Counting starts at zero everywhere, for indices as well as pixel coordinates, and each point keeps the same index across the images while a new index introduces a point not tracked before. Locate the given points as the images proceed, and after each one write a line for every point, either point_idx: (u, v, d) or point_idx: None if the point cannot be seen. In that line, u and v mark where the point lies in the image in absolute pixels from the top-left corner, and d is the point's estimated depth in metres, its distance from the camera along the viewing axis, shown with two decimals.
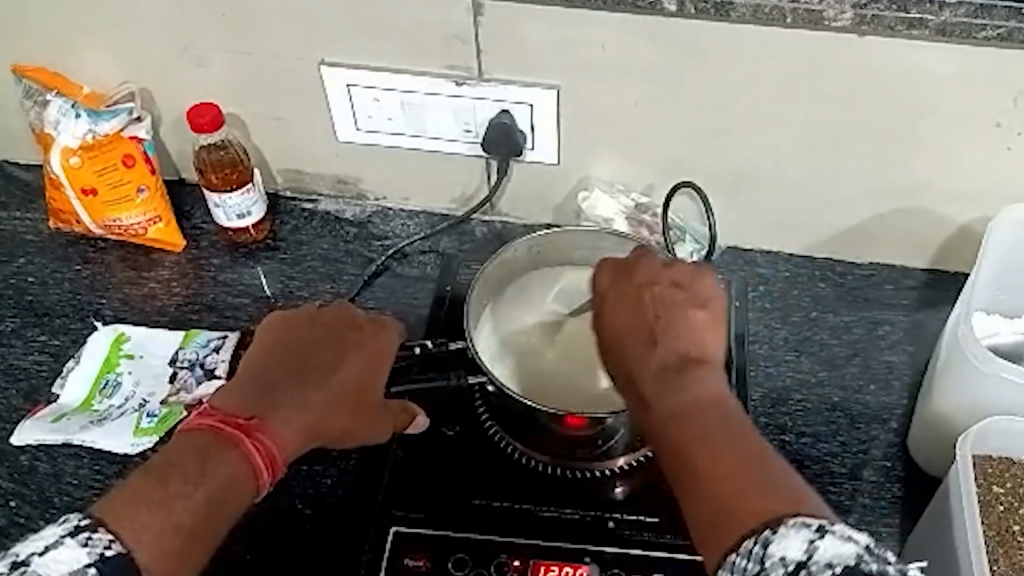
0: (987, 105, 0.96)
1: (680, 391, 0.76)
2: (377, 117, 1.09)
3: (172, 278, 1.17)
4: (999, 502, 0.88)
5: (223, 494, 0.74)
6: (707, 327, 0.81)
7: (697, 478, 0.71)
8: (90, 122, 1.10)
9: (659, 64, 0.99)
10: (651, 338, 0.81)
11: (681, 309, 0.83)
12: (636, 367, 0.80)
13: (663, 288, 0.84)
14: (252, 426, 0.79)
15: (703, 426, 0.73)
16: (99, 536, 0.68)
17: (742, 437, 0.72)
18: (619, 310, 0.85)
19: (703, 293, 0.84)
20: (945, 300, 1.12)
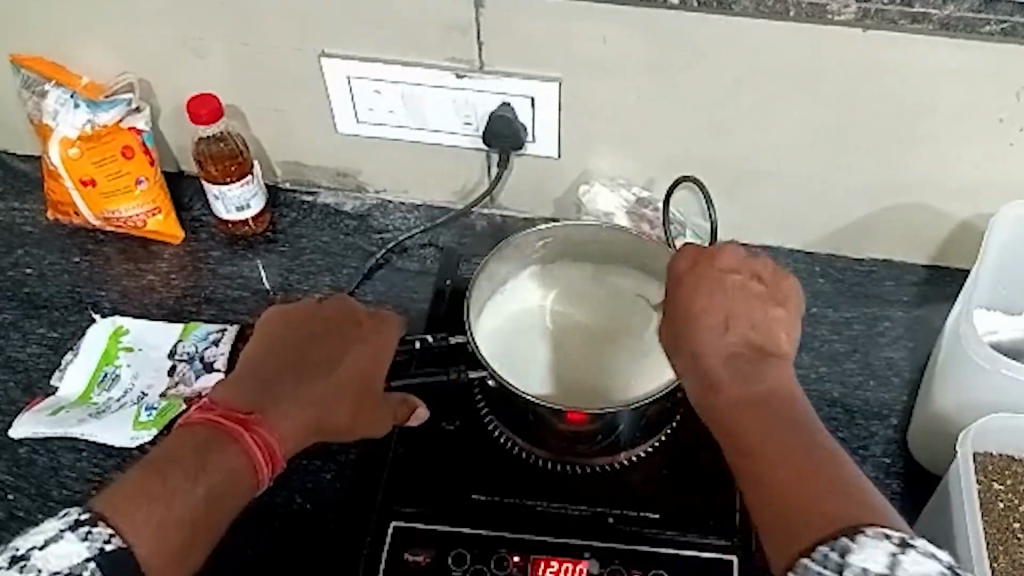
0: (990, 100, 0.95)
1: (757, 387, 0.76)
2: (377, 109, 1.08)
3: (170, 271, 1.17)
4: (999, 500, 0.88)
5: (223, 489, 0.75)
6: (781, 322, 0.81)
7: (771, 477, 0.70)
8: (89, 113, 1.09)
9: (660, 58, 0.98)
10: (727, 324, 0.79)
11: (758, 299, 0.81)
12: (710, 353, 0.78)
13: (742, 276, 0.82)
14: (252, 421, 0.79)
15: (779, 426, 0.73)
16: (99, 531, 0.67)
17: (817, 440, 0.72)
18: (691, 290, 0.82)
19: (781, 289, 0.83)
20: (946, 296, 1.11)
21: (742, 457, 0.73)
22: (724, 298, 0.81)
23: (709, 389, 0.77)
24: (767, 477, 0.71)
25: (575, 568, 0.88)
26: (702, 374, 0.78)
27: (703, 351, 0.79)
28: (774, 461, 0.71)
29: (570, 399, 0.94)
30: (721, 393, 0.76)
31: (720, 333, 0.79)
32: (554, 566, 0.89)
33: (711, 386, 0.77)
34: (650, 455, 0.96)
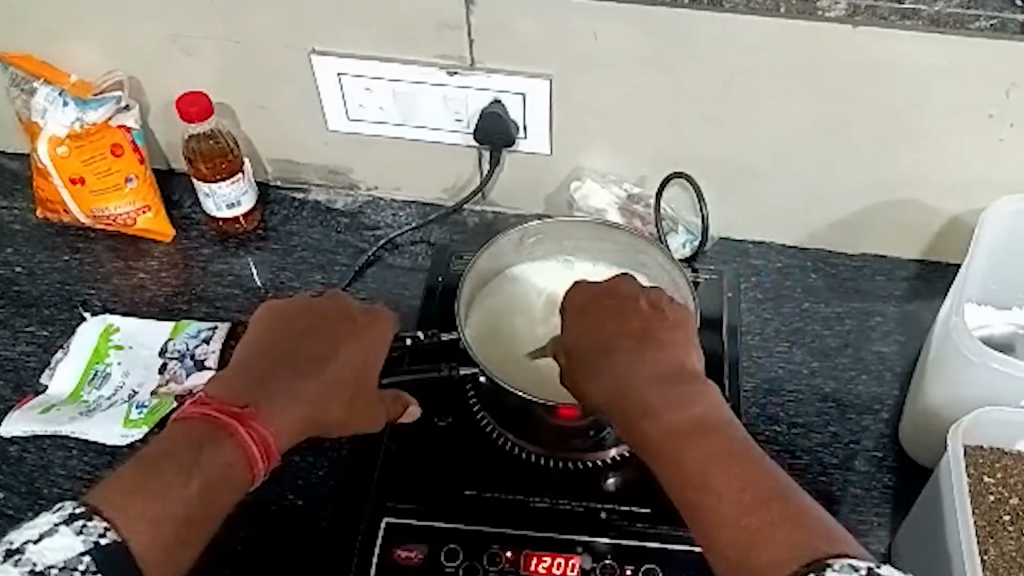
0: (980, 95, 0.95)
1: (687, 414, 0.76)
2: (368, 105, 1.08)
3: (161, 269, 1.17)
4: (990, 493, 0.89)
5: (217, 484, 0.74)
6: (687, 344, 0.82)
7: (721, 510, 0.71)
8: (77, 111, 1.09)
9: (652, 54, 0.98)
10: (639, 354, 0.80)
11: (663, 324, 0.83)
12: (632, 385, 0.79)
13: (642, 306, 0.84)
14: (247, 415, 0.79)
15: (718, 453, 0.73)
16: (94, 525, 0.68)
17: (758, 464, 0.73)
18: (603, 324, 0.83)
19: (680, 312, 0.85)
20: (937, 291, 1.12)
21: (685, 490, 0.73)
22: (630, 328, 0.82)
23: (639, 420, 0.77)
24: (716, 510, 0.71)
25: (568, 563, 0.88)
26: (631, 406, 0.78)
27: (624, 383, 0.79)
28: (719, 493, 0.71)
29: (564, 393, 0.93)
30: (652, 425, 0.76)
31: (636, 363, 0.80)
32: (547, 562, 0.89)
33: (641, 418, 0.77)
34: None
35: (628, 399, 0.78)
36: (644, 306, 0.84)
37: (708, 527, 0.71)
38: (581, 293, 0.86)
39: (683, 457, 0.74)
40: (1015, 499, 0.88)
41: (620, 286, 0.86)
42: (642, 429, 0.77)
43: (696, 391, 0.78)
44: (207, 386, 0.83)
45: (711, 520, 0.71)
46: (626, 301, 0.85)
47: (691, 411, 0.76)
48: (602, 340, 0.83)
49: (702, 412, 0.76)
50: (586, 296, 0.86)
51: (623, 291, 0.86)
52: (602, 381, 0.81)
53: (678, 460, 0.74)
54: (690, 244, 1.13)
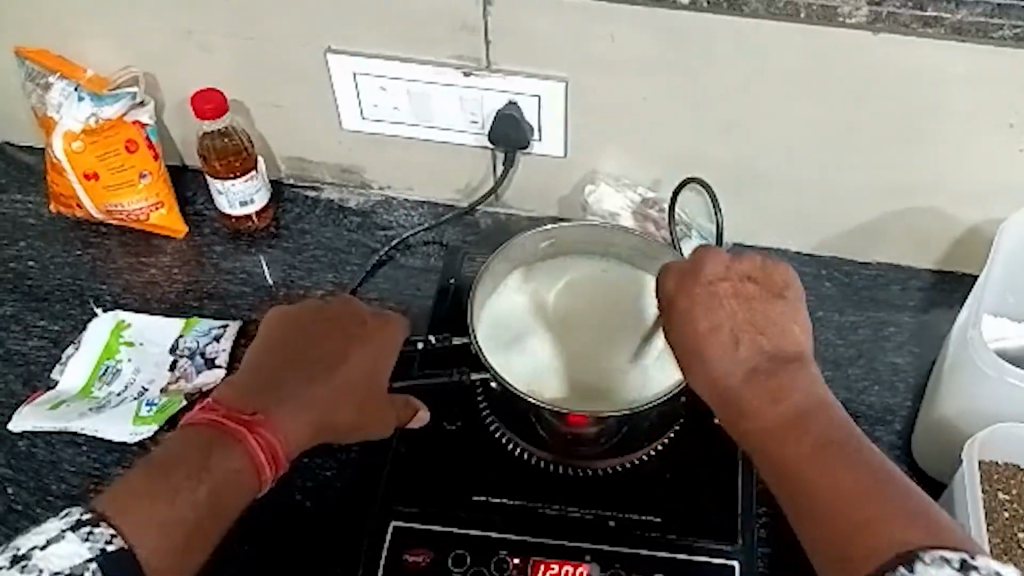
0: (1001, 105, 0.94)
1: (785, 407, 0.74)
2: (383, 105, 1.08)
3: (173, 265, 1.16)
4: (1004, 509, 0.88)
5: (225, 490, 0.74)
6: (787, 317, 0.79)
7: (825, 506, 0.69)
8: (93, 106, 1.08)
9: (669, 59, 0.97)
10: (737, 340, 0.78)
11: (757, 302, 0.80)
12: (731, 373, 0.77)
13: (738, 280, 0.81)
14: (255, 422, 0.79)
15: (822, 447, 0.71)
16: (101, 531, 0.67)
17: (855, 450, 0.71)
18: (697, 302, 0.80)
19: (776, 280, 0.82)
20: (952, 302, 1.11)
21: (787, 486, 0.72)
22: (729, 308, 0.79)
23: (739, 413, 0.76)
24: (819, 507, 0.69)
25: (575, 571, 0.88)
26: (728, 398, 0.77)
27: (721, 371, 0.77)
28: (825, 487, 0.69)
29: (576, 399, 0.93)
30: (750, 420, 0.75)
31: (735, 349, 0.78)
32: (554, 569, 0.88)
33: (739, 411, 0.76)
34: (652, 458, 0.95)
35: (726, 389, 0.77)
36: (740, 281, 0.81)
37: (809, 523, 0.69)
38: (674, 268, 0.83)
39: (785, 454, 0.72)
40: None
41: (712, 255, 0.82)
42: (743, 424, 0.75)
43: (794, 381, 0.75)
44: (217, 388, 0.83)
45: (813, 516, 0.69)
46: (718, 276, 0.81)
47: (790, 404, 0.74)
48: (695, 320, 0.79)
49: (801, 405, 0.74)
50: (677, 275, 0.82)
51: (716, 267, 0.81)
52: (697, 366, 0.79)
53: (783, 456, 0.72)
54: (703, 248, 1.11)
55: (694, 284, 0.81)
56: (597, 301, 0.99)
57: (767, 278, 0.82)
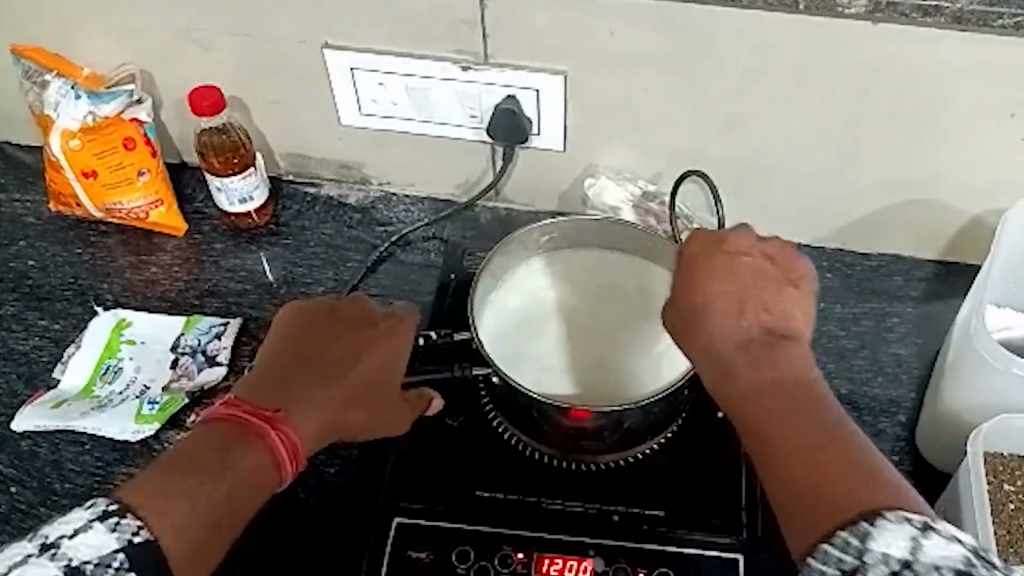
0: (1002, 96, 0.94)
1: (772, 377, 0.75)
2: (381, 100, 1.07)
3: (173, 264, 1.16)
4: (1010, 501, 0.87)
5: (246, 489, 0.74)
6: (797, 304, 0.81)
7: (793, 470, 0.69)
8: (90, 104, 1.08)
9: (669, 52, 0.97)
10: (745, 311, 0.80)
11: (771, 283, 0.81)
12: (730, 339, 0.79)
13: (753, 260, 0.82)
14: (276, 419, 0.79)
15: (795, 417, 0.72)
16: (128, 523, 0.66)
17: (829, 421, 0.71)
18: (710, 270, 0.82)
19: (794, 270, 0.83)
20: (954, 292, 1.10)
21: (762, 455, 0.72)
22: (742, 282, 0.81)
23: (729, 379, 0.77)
24: (789, 472, 0.69)
25: (580, 566, 0.88)
26: (721, 363, 0.78)
27: (721, 335, 0.79)
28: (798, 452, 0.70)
29: (574, 394, 0.93)
30: (739, 386, 0.76)
31: (743, 318, 0.79)
32: (558, 564, 0.88)
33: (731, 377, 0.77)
34: (656, 452, 0.94)
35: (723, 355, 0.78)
36: (756, 260, 0.82)
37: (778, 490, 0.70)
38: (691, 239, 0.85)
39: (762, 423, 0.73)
40: None
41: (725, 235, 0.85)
42: (732, 390, 0.77)
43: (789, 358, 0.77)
44: (235, 387, 0.83)
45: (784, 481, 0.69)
46: (734, 251, 0.83)
47: (778, 375, 0.75)
48: (705, 286, 0.81)
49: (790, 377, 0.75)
50: (700, 244, 0.83)
51: (740, 245, 0.83)
52: (696, 331, 0.81)
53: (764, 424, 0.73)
54: None
55: (710, 256, 0.83)
56: (608, 300, 0.99)
57: (783, 264, 0.83)
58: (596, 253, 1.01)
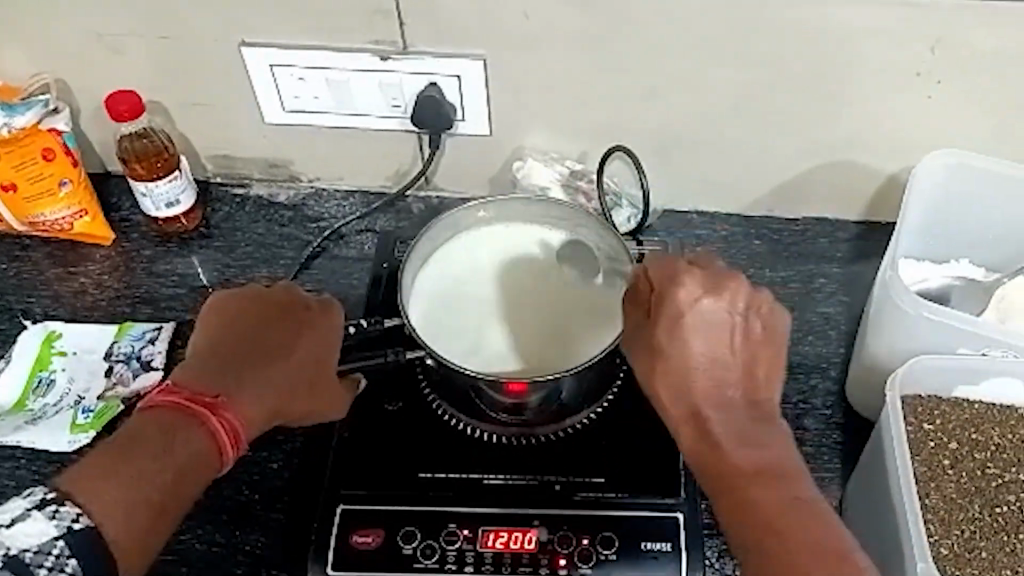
0: (905, 57, 0.97)
1: (714, 388, 0.81)
2: (302, 96, 1.07)
3: (103, 273, 1.15)
4: (930, 439, 0.91)
5: (189, 471, 0.76)
6: (716, 324, 0.81)
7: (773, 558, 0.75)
8: (4, 117, 1.05)
9: (583, 32, 0.99)
10: (715, 377, 0.81)
11: (693, 315, 0.81)
12: (701, 398, 0.81)
13: (723, 314, 0.81)
14: (219, 403, 0.81)
15: (731, 425, 0.80)
16: (67, 510, 0.69)
17: (746, 439, 0.80)
18: (696, 297, 0.81)
19: (716, 290, 0.82)
20: (877, 250, 1.14)
21: (720, 495, 0.79)
22: (717, 345, 0.81)
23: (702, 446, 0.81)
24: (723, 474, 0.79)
25: (525, 537, 0.89)
26: (695, 406, 0.81)
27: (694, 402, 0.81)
28: (784, 552, 0.75)
29: (510, 371, 0.93)
30: (682, 420, 0.81)
31: (715, 381, 0.81)
32: (504, 537, 0.89)
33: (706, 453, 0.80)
34: (593, 421, 0.96)
35: (699, 417, 0.81)
36: (729, 312, 0.82)
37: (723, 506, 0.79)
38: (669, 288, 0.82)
39: (729, 471, 0.79)
40: (954, 444, 0.91)
41: (694, 282, 0.82)
42: (703, 458, 0.80)
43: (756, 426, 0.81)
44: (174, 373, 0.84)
45: (732, 523, 0.78)
46: (705, 305, 0.81)
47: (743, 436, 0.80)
48: (691, 329, 0.81)
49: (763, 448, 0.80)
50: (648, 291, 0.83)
51: (675, 287, 0.81)
52: (667, 388, 0.82)
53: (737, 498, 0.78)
54: (635, 216, 1.13)
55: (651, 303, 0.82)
56: (550, 280, 0.99)
57: (750, 313, 0.82)
58: (530, 229, 1.01)
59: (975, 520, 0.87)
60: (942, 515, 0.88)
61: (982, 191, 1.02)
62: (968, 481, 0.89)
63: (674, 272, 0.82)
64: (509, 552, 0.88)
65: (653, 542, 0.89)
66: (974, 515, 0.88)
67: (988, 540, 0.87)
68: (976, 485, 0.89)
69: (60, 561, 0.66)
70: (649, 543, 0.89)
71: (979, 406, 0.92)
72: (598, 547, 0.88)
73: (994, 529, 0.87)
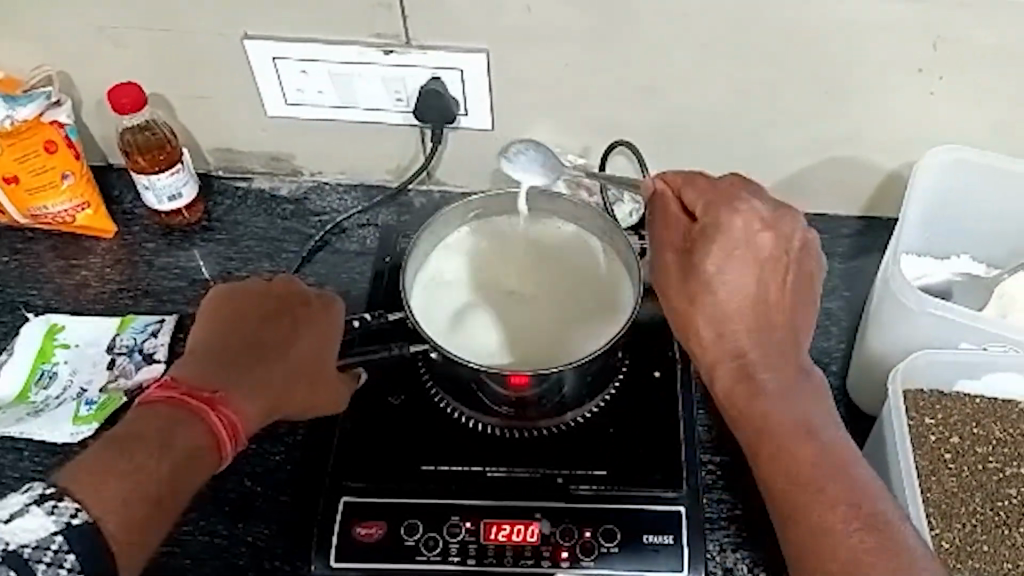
0: (907, 53, 0.97)
1: (762, 340, 0.80)
2: (305, 89, 1.07)
3: (105, 266, 1.15)
4: (931, 434, 0.91)
5: (187, 467, 0.76)
6: (768, 272, 0.81)
7: (801, 492, 0.76)
8: (6, 109, 1.04)
9: (586, 27, 0.99)
10: (769, 313, 0.81)
11: (747, 267, 0.81)
12: (753, 336, 0.80)
13: (776, 252, 0.81)
14: (217, 399, 0.81)
15: (774, 372, 0.80)
16: (66, 505, 0.68)
17: (787, 390, 0.80)
18: (753, 246, 0.81)
19: (771, 236, 0.81)
20: (878, 246, 1.14)
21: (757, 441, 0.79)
22: (767, 283, 0.81)
23: (752, 387, 0.80)
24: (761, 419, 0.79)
25: (527, 530, 0.89)
26: (741, 360, 0.80)
27: (742, 346, 0.80)
28: (819, 497, 0.75)
29: (511, 362, 0.94)
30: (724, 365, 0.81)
31: (764, 322, 0.81)
32: (506, 529, 0.89)
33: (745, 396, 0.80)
34: (594, 415, 0.96)
35: (743, 355, 0.80)
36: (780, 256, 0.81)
37: (760, 450, 0.79)
38: (722, 222, 0.81)
39: (767, 418, 0.79)
40: (954, 438, 0.91)
41: (761, 217, 0.81)
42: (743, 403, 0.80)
43: (796, 381, 0.80)
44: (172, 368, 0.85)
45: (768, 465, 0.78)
46: (758, 240, 0.81)
47: (783, 389, 0.79)
48: (747, 285, 0.80)
49: (803, 405, 0.79)
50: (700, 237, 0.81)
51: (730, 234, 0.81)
52: (733, 325, 0.80)
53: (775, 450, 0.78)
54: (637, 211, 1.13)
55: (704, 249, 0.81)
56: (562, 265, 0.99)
57: (800, 252, 0.82)
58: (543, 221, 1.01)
59: (975, 514, 0.88)
60: (943, 508, 0.88)
61: (983, 187, 1.02)
62: (969, 475, 0.89)
63: (729, 216, 0.81)
64: (511, 544, 0.89)
65: (655, 535, 0.89)
66: (974, 508, 0.88)
67: (988, 534, 0.87)
68: (977, 479, 0.89)
69: (59, 556, 0.66)
70: (650, 535, 0.89)
71: (979, 401, 0.93)
72: (600, 540, 0.89)
73: (995, 523, 0.87)
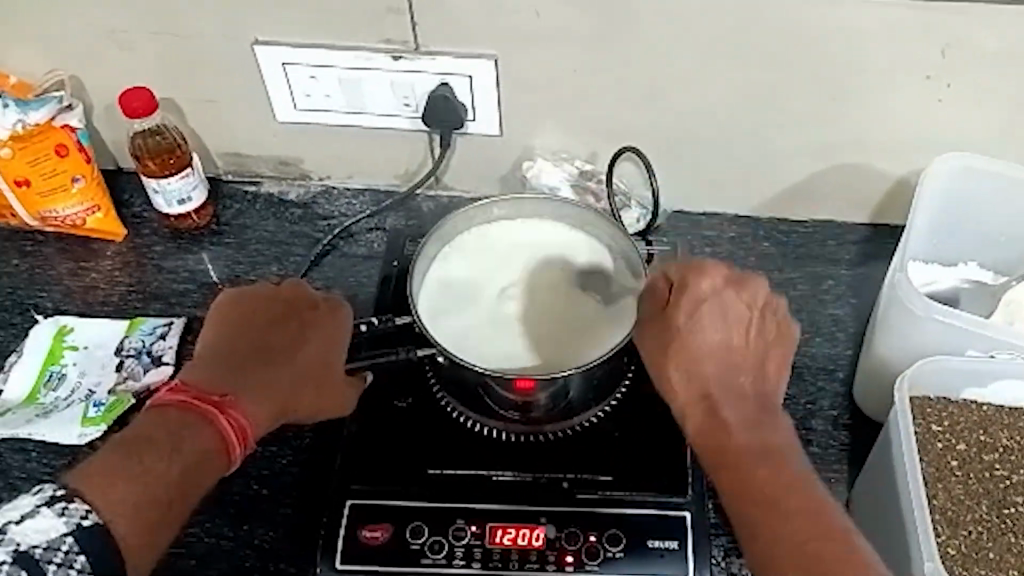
0: (914, 59, 0.97)
1: (732, 386, 0.83)
2: (314, 94, 1.08)
3: (114, 269, 1.16)
4: (938, 440, 0.91)
5: (195, 470, 0.77)
6: (737, 322, 0.84)
7: (769, 524, 0.76)
8: (19, 112, 1.05)
9: (593, 32, 0.99)
10: (739, 363, 0.84)
11: (718, 318, 0.84)
12: (722, 382, 0.83)
13: (741, 307, 0.85)
14: (225, 403, 0.82)
15: (744, 415, 0.82)
16: (76, 506, 0.68)
17: (758, 433, 0.81)
18: (725, 299, 0.84)
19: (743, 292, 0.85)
20: (885, 253, 1.14)
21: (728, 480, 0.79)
22: (736, 333, 0.84)
23: (721, 428, 0.81)
24: (732, 458, 0.80)
25: (532, 534, 0.90)
26: (713, 402, 0.82)
27: (711, 389, 0.82)
28: (788, 527, 0.75)
29: (518, 366, 0.93)
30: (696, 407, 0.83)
31: (731, 371, 0.83)
32: (511, 533, 0.90)
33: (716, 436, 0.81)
34: (600, 420, 0.96)
35: (714, 399, 0.82)
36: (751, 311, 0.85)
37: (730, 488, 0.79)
38: (694, 273, 0.85)
39: (737, 456, 0.80)
40: (961, 446, 0.91)
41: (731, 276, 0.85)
42: (714, 442, 0.81)
43: (765, 423, 0.82)
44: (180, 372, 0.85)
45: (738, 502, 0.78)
46: (727, 293, 0.84)
47: (755, 432, 0.81)
48: (719, 334, 0.83)
49: (773, 446, 0.80)
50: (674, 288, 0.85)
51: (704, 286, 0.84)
52: (705, 369, 0.83)
53: (742, 483, 0.78)
54: (644, 217, 1.13)
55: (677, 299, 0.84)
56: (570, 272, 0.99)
57: (767, 309, 0.86)
58: (552, 228, 1.01)
59: (982, 521, 0.87)
60: (949, 515, 0.88)
61: (991, 194, 1.02)
62: (976, 483, 0.89)
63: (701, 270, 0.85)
64: (516, 548, 0.89)
65: (660, 540, 0.89)
66: (981, 516, 0.88)
67: (995, 541, 0.87)
68: (984, 486, 0.89)
69: (69, 557, 0.66)
70: (655, 540, 0.89)
71: (986, 408, 0.93)
72: (605, 544, 0.89)
73: (1002, 530, 0.87)
